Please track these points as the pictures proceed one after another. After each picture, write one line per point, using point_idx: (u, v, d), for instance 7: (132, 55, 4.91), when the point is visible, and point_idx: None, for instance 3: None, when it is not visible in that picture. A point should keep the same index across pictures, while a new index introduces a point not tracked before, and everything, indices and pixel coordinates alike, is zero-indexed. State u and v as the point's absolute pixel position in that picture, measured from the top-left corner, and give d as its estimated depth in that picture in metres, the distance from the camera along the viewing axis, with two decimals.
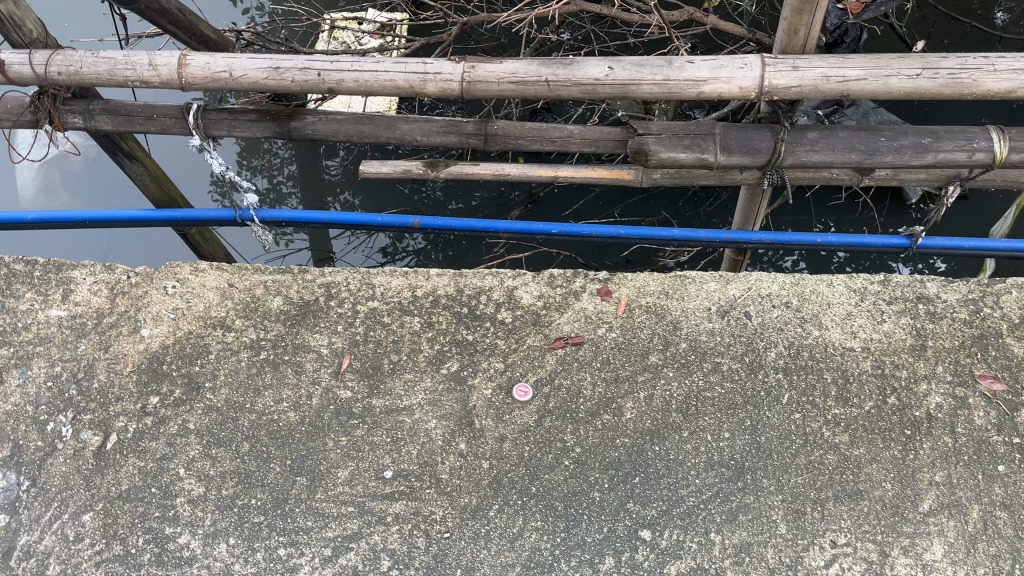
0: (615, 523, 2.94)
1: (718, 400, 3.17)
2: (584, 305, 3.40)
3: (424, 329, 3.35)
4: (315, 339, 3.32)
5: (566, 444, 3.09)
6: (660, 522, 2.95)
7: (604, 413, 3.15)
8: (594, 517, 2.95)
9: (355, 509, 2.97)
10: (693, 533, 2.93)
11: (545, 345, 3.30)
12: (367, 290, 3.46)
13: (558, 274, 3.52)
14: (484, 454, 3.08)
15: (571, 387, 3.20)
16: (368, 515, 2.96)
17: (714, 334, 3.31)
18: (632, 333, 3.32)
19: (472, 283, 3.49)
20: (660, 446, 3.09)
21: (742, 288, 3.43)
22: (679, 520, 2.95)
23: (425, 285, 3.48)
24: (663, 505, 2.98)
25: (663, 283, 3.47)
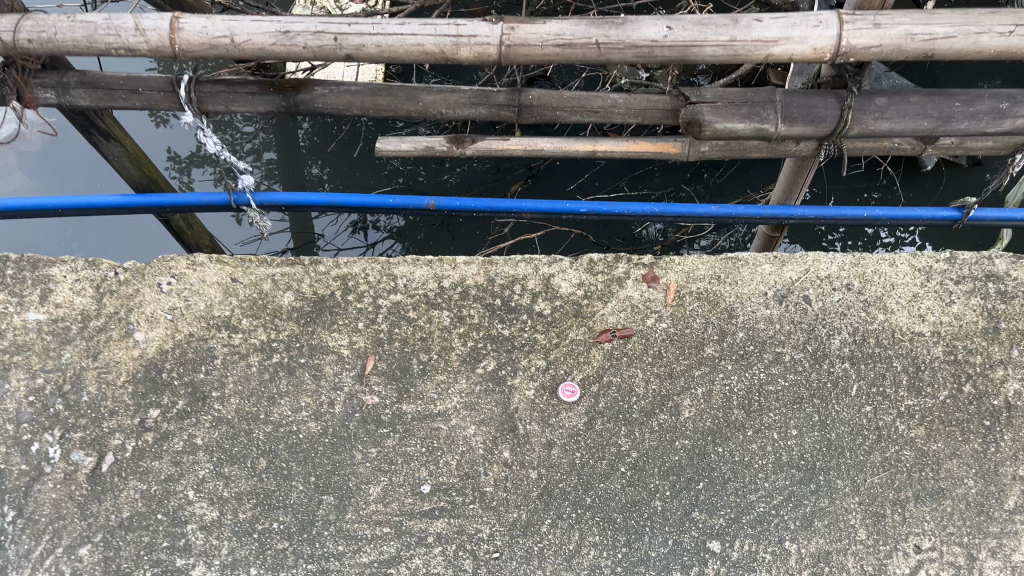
0: (681, 535, 2.66)
1: (782, 395, 2.91)
2: (629, 293, 3.10)
3: (454, 325, 3.01)
4: (332, 340, 2.94)
5: (621, 448, 2.80)
6: (729, 532, 2.68)
7: (661, 412, 2.87)
8: (657, 528, 2.67)
9: (391, 530, 2.66)
10: (766, 543, 2.66)
11: (591, 339, 3.00)
12: (388, 283, 3.07)
13: (597, 259, 3.19)
14: (532, 463, 2.78)
15: (621, 385, 2.92)
16: (407, 536, 2.65)
17: (773, 322, 3.04)
18: (684, 324, 3.03)
19: (503, 271, 3.14)
20: (723, 448, 2.81)
21: (799, 271, 3.14)
22: (750, 529, 2.68)
23: (452, 275, 3.12)
24: (731, 512, 2.71)
25: (714, 267, 3.15)
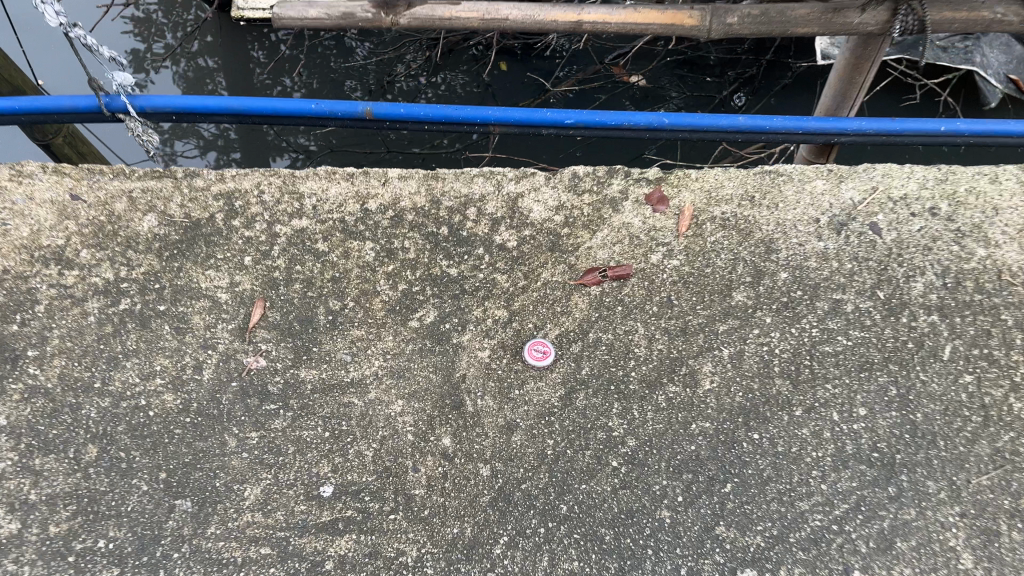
0: (699, 562, 1.80)
1: (841, 361, 2.04)
2: (627, 219, 2.21)
3: (379, 262, 2.14)
4: (206, 280, 2.09)
5: (612, 433, 1.95)
6: (772, 557, 1.81)
7: (669, 383, 2.01)
8: (663, 552, 1.81)
9: (272, 552, 1.80)
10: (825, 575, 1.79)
11: (574, 282, 2.13)
12: (291, 204, 2.20)
13: (583, 172, 2.27)
14: (483, 456, 1.92)
15: (614, 345, 2.05)
16: (294, 561, 1.79)
17: (827, 258, 2.17)
18: (702, 261, 2.16)
19: (453, 190, 2.24)
20: (760, 435, 1.95)
21: (863, 190, 2.26)
22: (802, 554, 1.81)
23: (382, 193, 2.23)
24: (773, 529, 1.85)
25: (748, 184, 2.26)
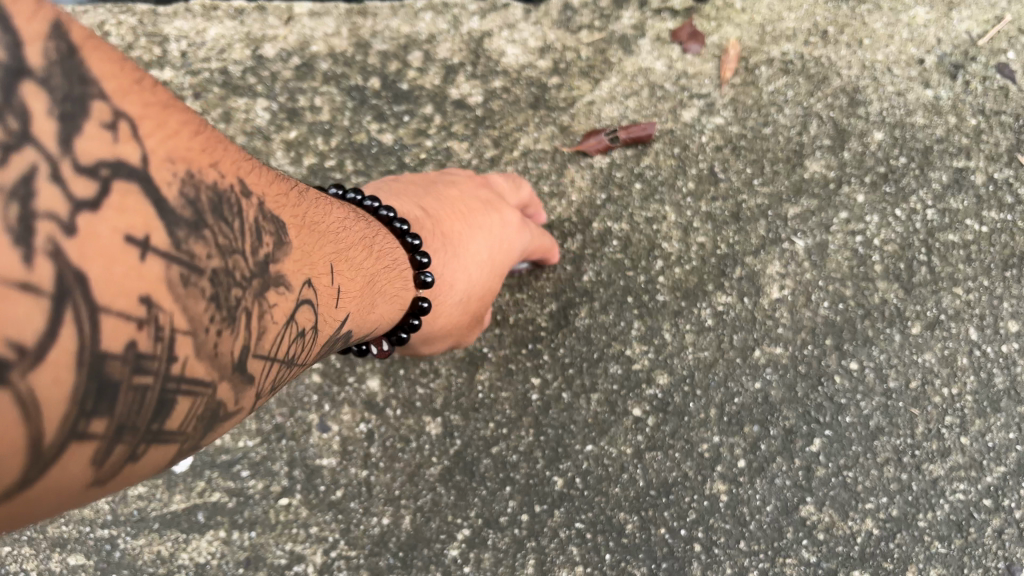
0: (763, 556, 1.18)
1: (974, 256, 1.35)
2: (644, 63, 1.50)
3: (276, 127, 1.45)
4: None
5: (633, 367, 1.25)
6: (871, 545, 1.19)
7: (717, 292, 1.31)
8: (707, 544, 1.18)
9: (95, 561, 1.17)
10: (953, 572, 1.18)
11: (570, 150, 1.43)
12: (150, 50, 1.50)
13: (580, 2, 1.53)
14: (432, 406, 1.23)
15: (631, 237, 1.35)
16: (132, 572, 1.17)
17: (940, 112, 1.46)
18: (757, 119, 1.45)
19: (387, 26, 1.52)
20: (860, 364, 1.27)
21: (986, 22, 1.53)
22: (925, 545, 1.19)
23: (284, 35, 1.50)
24: (882, 508, 1.20)
25: (818, 15, 1.53)
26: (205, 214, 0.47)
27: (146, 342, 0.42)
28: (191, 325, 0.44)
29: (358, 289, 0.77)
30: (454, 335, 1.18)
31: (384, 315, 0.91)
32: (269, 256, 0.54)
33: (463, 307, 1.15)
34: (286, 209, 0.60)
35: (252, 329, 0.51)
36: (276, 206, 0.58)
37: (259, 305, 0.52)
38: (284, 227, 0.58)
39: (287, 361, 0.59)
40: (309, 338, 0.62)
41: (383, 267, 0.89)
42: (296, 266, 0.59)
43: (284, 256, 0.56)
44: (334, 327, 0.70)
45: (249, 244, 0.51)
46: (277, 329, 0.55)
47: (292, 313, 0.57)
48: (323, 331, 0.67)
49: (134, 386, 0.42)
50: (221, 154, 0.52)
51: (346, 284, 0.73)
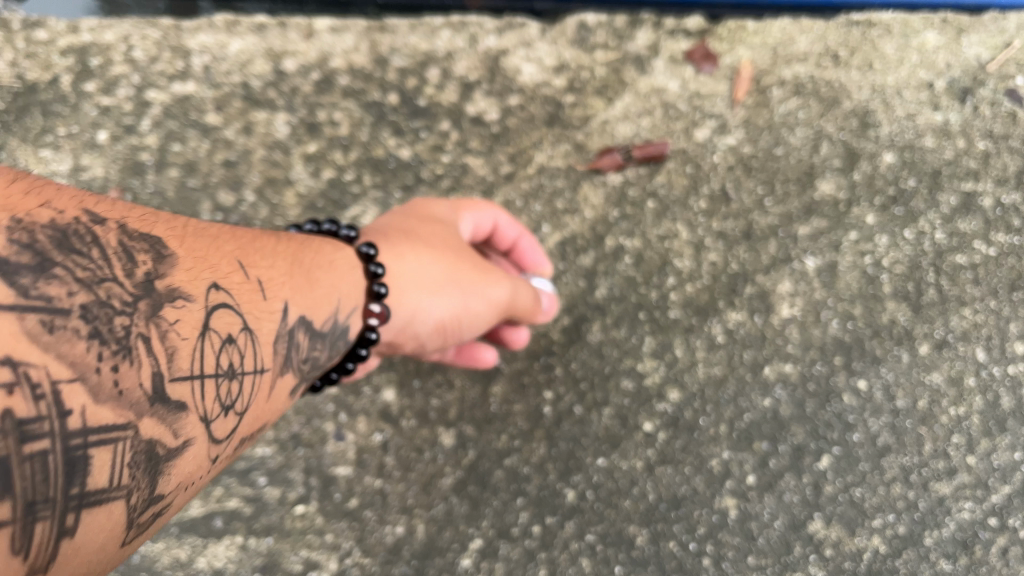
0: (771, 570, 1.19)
1: (982, 278, 1.37)
2: (658, 83, 1.52)
3: (295, 140, 1.47)
4: (39, 164, 1.44)
5: (644, 382, 1.27)
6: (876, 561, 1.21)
7: (728, 309, 1.33)
8: (716, 558, 1.20)
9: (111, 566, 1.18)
10: None
11: (585, 168, 1.45)
12: (172, 64, 1.51)
13: (595, 22, 1.56)
14: (446, 417, 1.25)
15: (642, 254, 1.37)
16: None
17: (949, 135, 1.49)
18: (769, 139, 1.47)
19: (406, 43, 1.55)
20: (868, 382, 1.29)
21: (994, 47, 1.56)
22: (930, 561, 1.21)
23: (305, 50, 1.52)
24: (888, 524, 1.22)
25: (829, 39, 1.56)
26: (48, 254, 0.52)
27: (22, 405, 0.46)
28: (71, 370, 0.50)
29: (290, 278, 0.82)
30: (489, 286, 1.15)
31: (349, 300, 0.94)
32: (148, 274, 0.60)
33: (455, 259, 1.13)
34: (160, 226, 0.66)
35: (154, 353, 0.57)
36: (144, 226, 0.63)
37: (151, 326, 0.58)
38: (158, 243, 0.63)
39: (226, 369, 0.66)
40: (239, 338, 0.68)
41: (335, 258, 0.95)
42: (193, 276, 0.65)
43: (167, 269, 0.62)
44: (275, 319, 0.76)
45: (116, 274, 0.57)
46: (191, 339, 0.61)
47: (202, 321, 0.63)
48: (267, 330, 0.74)
49: (25, 455, 0.46)
50: (59, 194, 0.57)
51: (269, 276, 0.78)
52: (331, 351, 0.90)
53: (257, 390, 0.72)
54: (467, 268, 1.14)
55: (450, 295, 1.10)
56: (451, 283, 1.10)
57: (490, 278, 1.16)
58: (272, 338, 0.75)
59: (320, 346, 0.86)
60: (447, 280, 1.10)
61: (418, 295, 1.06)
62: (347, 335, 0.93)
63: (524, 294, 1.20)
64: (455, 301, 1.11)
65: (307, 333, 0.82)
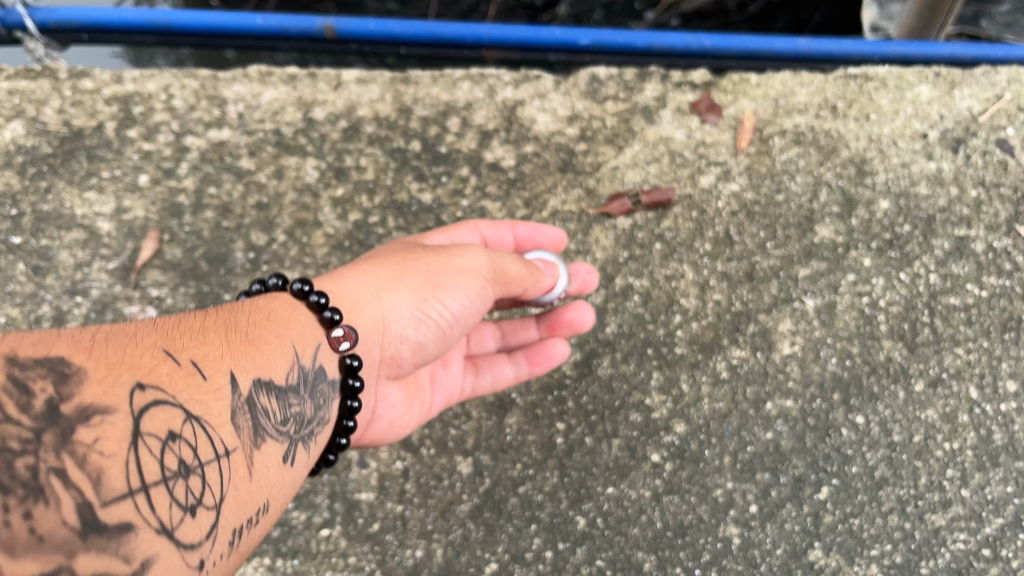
0: None
1: (974, 318, 1.44)
2: (665, 132, 1.61)
3: (324, 184, 1.56)
4: (82, 206, 1.52)
5: (652, 415, 1.34)
6: None
7: (732, 346, 1.40)
8: None
9: None
10: None
11: (596, 212, 1.53)
12: (208, 111, 1.61)
13: (606, 75, 1.67)
14: (463, 446, 1.32)
15: (650, 293, 1.44)
16: None
17: (942, 183, 1.56)
18: (771, 186, 1.55)
19: (428, 93, 1.65)
20: (867, 418, 1.35)
21: (984, 100, 1.65)
22: None
23: (333, 99, 1.63)
24: (888, 554, 1.28)
25: (828, 91, 1.65)
26: None
27: None
28: None
29: (224, 348, 0.89)
30: (449, 262, 1.26)
31: (306, 342, 1.04)
32: (52, 400, 0.62)
33: (403, 260, 1.26)
34: (63, 343, 0.68)
35: (73, 484, 0.60)
36: (41, 350, 0.65)
37: (65, 457, 0.60)
38: (62, 362, 0.66)
39: (173, 472, 0.70)
40: (173, 439, 0.72)
41: (276, 322, 1.02)
42: (109, 388, 0.68)
43: (75, 388, 0.65)
44: (213, 404, 0.81)
45: (12, 414, 0.59)
46: (118, 453, 0.65)
47: (128, 433, 0.67)
48: (211, 413, 0.80)
49: None
50: None
51: (200, 355, 0.84)
52: (315, 403, 1.04)
53: (218, 477, 0.78)
54: (418, 260, 1.26)
55: (405, 286, 1.23)
56: (406, 278, 1.24)
57: (450, 256, 1.27)
58: (217, 415, 0.81)
59: (296, 396, 0.99)
60: (396, 275, 1.23)
61: (369, 296, 1.20)
62: (326, 377, 1.07)
63: (509, 264, 1.31)
64: (409, 290, 1.23)
65: (263, 391, 0.91)
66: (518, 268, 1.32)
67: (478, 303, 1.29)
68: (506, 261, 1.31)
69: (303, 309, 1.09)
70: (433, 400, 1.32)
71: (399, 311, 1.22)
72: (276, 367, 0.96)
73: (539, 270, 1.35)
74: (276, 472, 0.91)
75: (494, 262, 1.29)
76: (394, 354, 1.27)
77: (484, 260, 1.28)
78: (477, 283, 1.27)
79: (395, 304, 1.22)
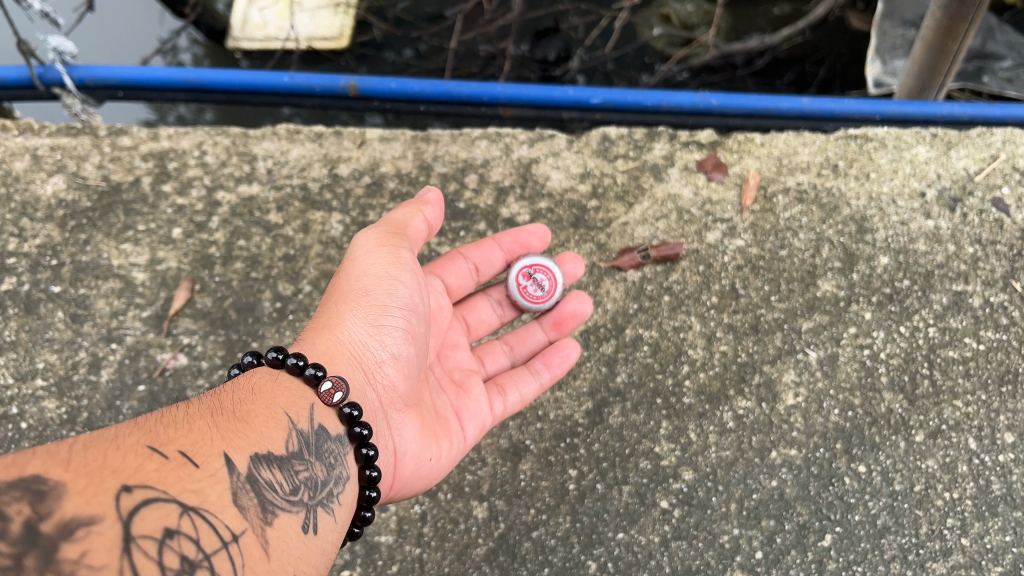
0: None
1: (972, 371, 1.49)
2: (673, 190, 1.69)
3: (348, 238, 1.62)
4: (119, 257, 1.60)
5: (661, 463, 1.39)
6: None
7: (738, 396, 1.45)
8: None
9: None
10: None
11: (606, 265, 1.60)
12: (239, 167, 1.71)
13: (616, 135, 1.77)
14: (479, 491, 1.38)
15: (658, 344, 1.51)
16: None
17: (940, 240, 1.63)
18: (775, 242, 1.62)
19: (447, 152, 1.74)
20: (869, 467, 1.40)
21: (979, 160, 1.73)
22: None
23: (357, 156, 1.73)
24: None
25: (829, 150, 1.74)
26: None
27: None
28: None
29: (215, 432, 0.96)
30: (364, 257, 1.32)
31: (299, 406, 1.09)
32: (29, 522, 0.71)
33: (337, 294, 1.30)
34: (43, 461, 0.77)
35: None
36: (17, 472, 0.75)
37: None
38: (38, 481, 0.75)
39: (175, 568, 0.76)
40: (169, 537, 0.78)
41: (271, 393, 1.08)
42: (89, 498, 0.76)
43: (52, 506, 0.73)
44: (209, 490, 0.87)
45: None
46: (108, 562, 0.72)
47: (115, 540, 0.74)
48: (209, 501, 0.86)
49: None
50: None
51: (189, 445, 0.91)
52: (325, 463, 1.07)
53: (230, 562, 0.83)
54: (345, 284, 1.31)
55: (349, 311, 1.27)
56: (345, 302, 1.28)
57: (363, 250, 1.33)
58: (216, 500, 0.87)
59: (301, 462, 1.03)
60: (337, 305, 1.28)
61: (327, 338, 1.24)
62: (330, 435, 1.10)
63: (401, 215, 1.38)
64: (352, 308, 1.27)
65: (264, 466, 0.96)
66: (409, 212, 1.39)
67: (411, 266, 1.35)
68: (400, 217, 1.38)
69: (284, 375, 1.13)
70: (467, 433, 1.37)
71: (359, 333, 1.26)
72: (273, 437, 1.01)
73: (422, 203, 1.42)
74: (298, 543, 0.95)
75: (397, 229, 1.36)
76: (388, 382, 1.28)
77: (381, 232, 1.35)
78: (395, 250, 1.33)
79: (354, 335, 1.26)
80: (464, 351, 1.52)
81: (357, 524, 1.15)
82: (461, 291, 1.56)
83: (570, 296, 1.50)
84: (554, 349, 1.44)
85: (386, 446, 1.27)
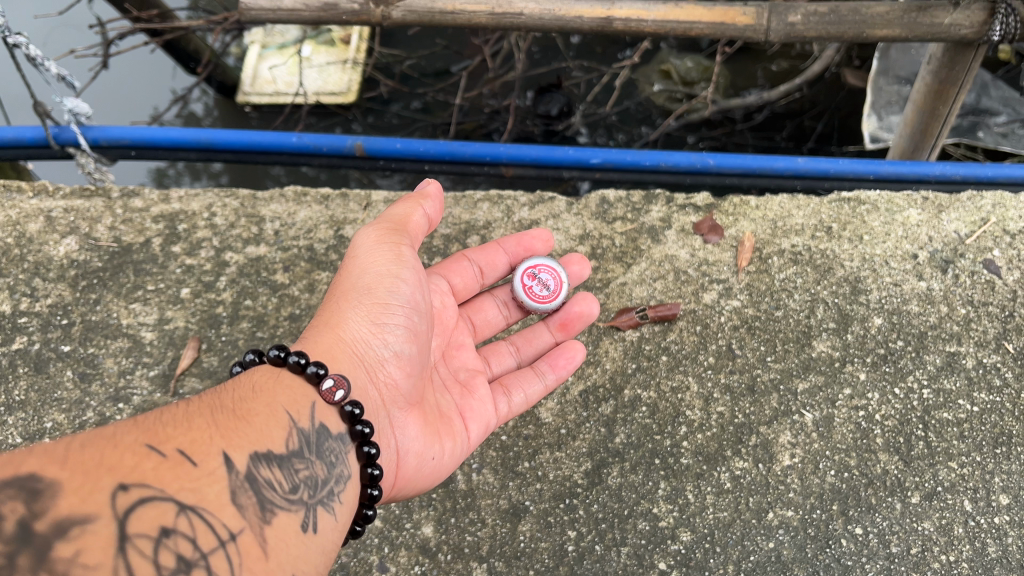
0: None
1: (967, 433, 1.51)
2: (670, 251, 1.73)
3: None
4: (128, 316, 1.63)
5: (659, 523, 1.41)
6: None
7: (735, 457, 1.47)
8: None
9: None
10: None
11: (605, 325, 1.64)
12: (247, 229, 1.76)
13: (614, 198, 1.82)
14: (478, 551, 1.39)
15: (656, 405, 1.53)
16: None
17: (932, 301, 1.66)
18: (770, 302, 1.65)
19: (450, 213, 1.79)
20: (866, 528, 1.41)
21: (970, 222, 1.77)
22: None
23: (362, 218, 1.78)
24: None
25: (823, 213, 1.79)
26: None
27: None
28: None
29: (215, 431, 0.97)
30: (364, 255, 1.35)
31: (300, 405, 1.11)
32: (25, 521, 0.74)
33: (339, 294, 1.33)
34: (42, 460, 0.80)
35: None
36: (14, 472, 0.77)
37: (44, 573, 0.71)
38: (35, 481, 0.77)
39: (171, 566, 0.79)
40: (165, 534, 0.81)
41: (270, 392, 1.10)
42: (85, 498, 0.78)
43: (48, 503, 0.76)
44: (207, 488, 0.89)
45: None
46: (102, 561, 0.75)
47: (110, 537, 0.77)
48: (206, 498, 0.88)
49: None
50: None
51: (188, 443, 0.93)
52: (326, 462, 1.08)
53: (229, 560, 0.85)
54: (346, 283, 1.34)
55: (349, 310, 1.30)
56: (346, 301, 1.31)
57: (362, 246, 1.36)
58: (213, 499, 0.89)
59: (301, 460, 1.04)
60: (337, 304, 1.31)
61: (328, 338, 1.26)
62: (331, 433, 1.12)
63: (400, 210, 1.41)
64: (352, 307, 1.30)
65: (264, 465, 0.98)
66: (407, 207, 1.41)
67: (411, 259, 1.37)
68: (399, 212, 1.41)
69: (284, 373, 1.15)
70: (471, 435, 1.39)
71: (360, 330, 1.28)
72: (273, 436, 1.03)
73: (422, 198, 1.44)
74: (298, 542, 0.96)
75: (395, 225, 1.38)
76: (390, 380, 1.30)
77: (378, 229, 1.37)
78: (394, 246, 1.35)
79: (355, 332, 1.28)
80: (470, 351, 1.55)
81: (360, 523, 1.16)
82: (466, 292, 1.61)
83: (578, 297, 1.56)
84: (561, 351, 1.49)
85: (389, 444, 1.28)
